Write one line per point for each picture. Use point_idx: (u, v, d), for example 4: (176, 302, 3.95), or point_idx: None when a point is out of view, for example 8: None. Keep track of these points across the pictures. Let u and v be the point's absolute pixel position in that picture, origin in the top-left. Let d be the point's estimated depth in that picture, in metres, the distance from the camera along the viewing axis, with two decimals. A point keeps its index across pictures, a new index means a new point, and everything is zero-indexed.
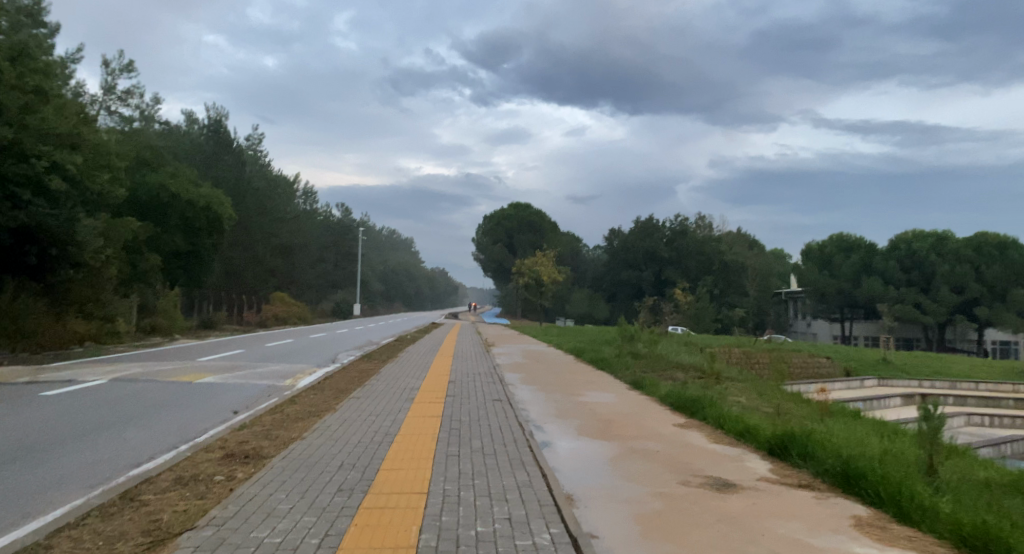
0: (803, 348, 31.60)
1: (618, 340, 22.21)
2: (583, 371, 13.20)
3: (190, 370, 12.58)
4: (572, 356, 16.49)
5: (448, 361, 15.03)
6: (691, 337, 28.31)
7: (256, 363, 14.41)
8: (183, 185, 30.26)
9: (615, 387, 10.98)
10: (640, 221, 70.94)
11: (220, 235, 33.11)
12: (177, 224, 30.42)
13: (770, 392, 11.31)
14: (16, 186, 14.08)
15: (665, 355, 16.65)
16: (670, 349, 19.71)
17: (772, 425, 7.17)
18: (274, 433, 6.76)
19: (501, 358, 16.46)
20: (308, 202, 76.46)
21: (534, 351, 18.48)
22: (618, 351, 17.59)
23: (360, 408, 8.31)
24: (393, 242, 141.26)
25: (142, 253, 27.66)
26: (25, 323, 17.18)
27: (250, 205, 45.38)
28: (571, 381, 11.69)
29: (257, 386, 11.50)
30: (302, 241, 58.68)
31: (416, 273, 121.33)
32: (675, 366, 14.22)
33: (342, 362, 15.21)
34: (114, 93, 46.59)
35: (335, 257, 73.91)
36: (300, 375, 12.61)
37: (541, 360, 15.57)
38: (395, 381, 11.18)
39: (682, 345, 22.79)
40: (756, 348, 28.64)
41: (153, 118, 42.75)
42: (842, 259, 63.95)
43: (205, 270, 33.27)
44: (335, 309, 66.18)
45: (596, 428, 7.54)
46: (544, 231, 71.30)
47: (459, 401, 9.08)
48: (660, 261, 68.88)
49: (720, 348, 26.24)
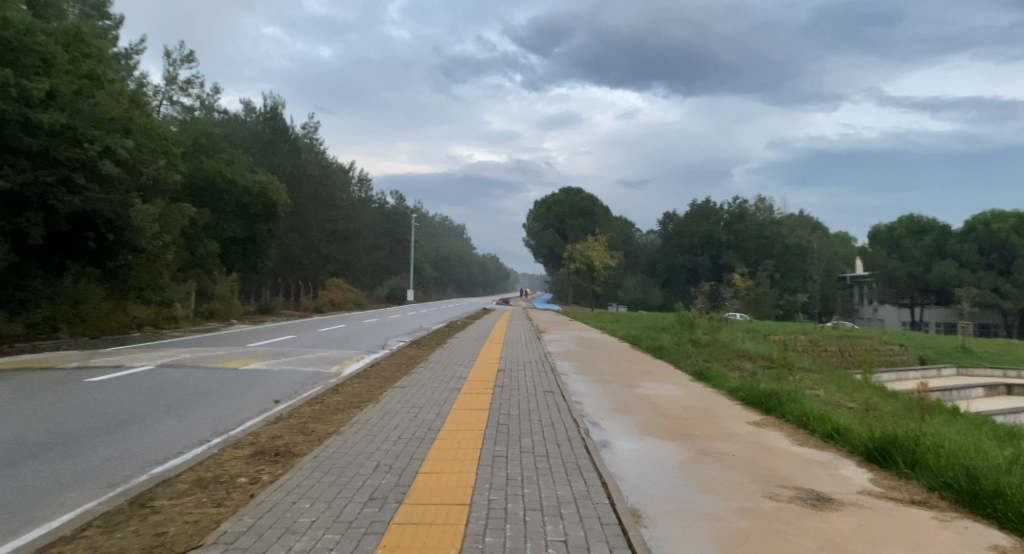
0: (873, 335, 29.86)
1: (676, 326, 21.26)
2: (641, 360, 12.43)
3: (238, 356, 12.43)
4: (629, 344, 15.70)
5: (498, 348, 14.48)
6: (754, 324, 27.10)
7: (305, 349, 14.19)
8: (239, 172, 30.63)
9: (677, 377, 10.20)
10: (696, 204, 68.98)
11: (275, 221, 33.51)
12: (234, 210, 30.87)
13: (850, 384, 10.32)
14: (71, 170, 14.13)
15: (727, 343, 15.71)
16: (731, 336, 18.69)
17: (865, 425, 6.28)
18: (309, 427, 6.32)
19: (553, 345, 15.80)
20: (362, 188, 77.29)
21: (588, 338, 17.80)
22: (677, 338, 16.73)
23: (404, 399, 7.81)
24: (446, 228, 142.19)
25: (200, 239, 28.17)
26: (84, 309, 17.84)
27: (305, 192, 46.01)
28: (629, 371, 10.96)
29: (303, 372, 11.23)
30: (355, 227, 59.27)
31: (468, 259, 121.66)
32: (740, 355, 13.29)
33: (391, 348, 14.86)
34: (175, 83, 47.80)
35: (389, 243, 74.55)
36: (348, 362, 12.27)
37: (596, 348, 14.85)
38: (442, 368, 10.68)
39: (745, 332, 21.72)
40: (824, 335, 27.18)
41: (212, 107, 43.63)
42: (913, 242, 60.56)
43: (262, 255, 33.77)
44: (389, 294, 66.85)
45: (659, 425, 6.81)
46: (597, 216, 70.10)
47: (509, 391, 8.48)
48: (717, 245, 66.90)
49: (784, 335, 24.94)
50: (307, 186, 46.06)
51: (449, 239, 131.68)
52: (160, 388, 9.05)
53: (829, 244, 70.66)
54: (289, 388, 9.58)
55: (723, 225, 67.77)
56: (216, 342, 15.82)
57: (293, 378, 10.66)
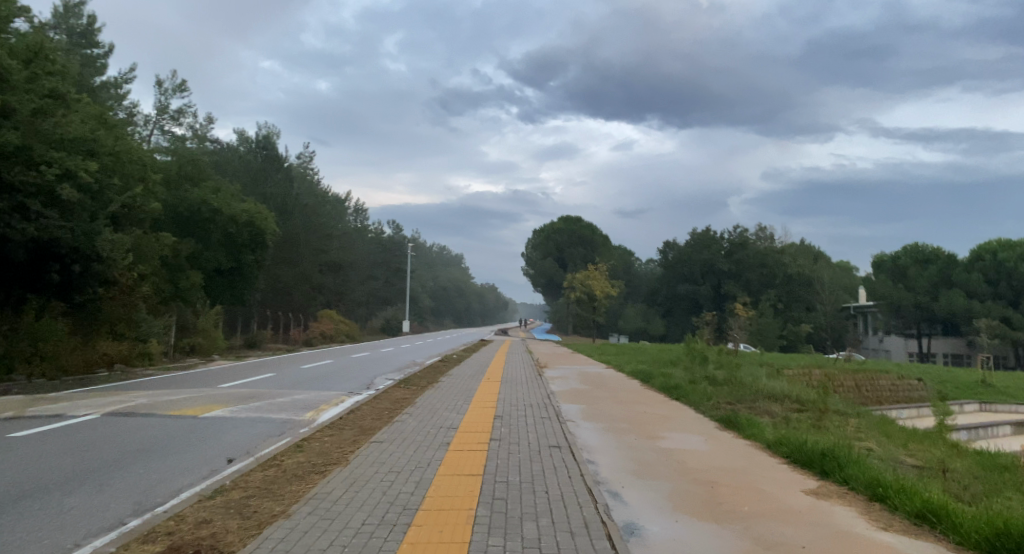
0: (888, 368, 28.46)
1: (685, 362, 19.86)
2: (655, 402, 11.11)
3: (201, 400, 11.02)
4: (637, 381, 14.38)
5: (494, 388, 13.14)
6: (765, 356, 25.78)
7: (280, 390, 12.78)
8: (226, 200, 29.51)
9: (702, 425, 8.87)
10: (696, 232, 68.17)
11: (263, 251, 32.38)
12: (220, 240, 29.70)
13: (900, 433, 8.98)
14: (26, 196, 12.93)
15: (745, 381, 14.39)
16: (746, 372, 17.33)
17: (961, 501, 4.95)
18: (252, 504, 4.98)
19: (555, 383, 14.45)
20: (357, 218, 76.33)
21: (591, 374, 16.48)
22: (690, 375, 15.40)
23: (380, 459, 6.47)
24: (443, 258, 141.32)
25: (183, 271, 26.89)
26: (45, 346, 16.20)
27: (298, 222, 44.96)
28: (643, 417, 9.61)
29: (272, 419, 9.85)
30: (350, 257, 58.04)
31: (465, 288, 120.25)
32: (765, 396, 11.95)
33: (377, 388, 13.46)
34: (166, 113, 47.03)
35: (385, 273, 73.30)
36: (326, 406, 10.93)
37: (603, 387, 13.48)
38: (431, 414, 9.35)
39: (759, 367, 20.40)
40: (839, 369, 25.82)
41: (204, 136, 42.75)
42: (919, 271, 59.51)
43: (249, 286, 32.53)
44: (384, 326, 65.27)
45: (695, 497, 5.46)
46: (596, 245, 69.01)
47: (507, 447, 7.15)
48: (718, 274, 65.81)
49: (798, 369, 23.58)
50: (299, 216, 45.02)
51: (446, 268, 130.59)
52: (96, 442, 7.70)
53: (831, 274, 69.59)
54: (251, 440, 8.25)
55: (724, 254, 66.92)
56: (184, 382, 14.41)
57: (260, 426, 9.32)
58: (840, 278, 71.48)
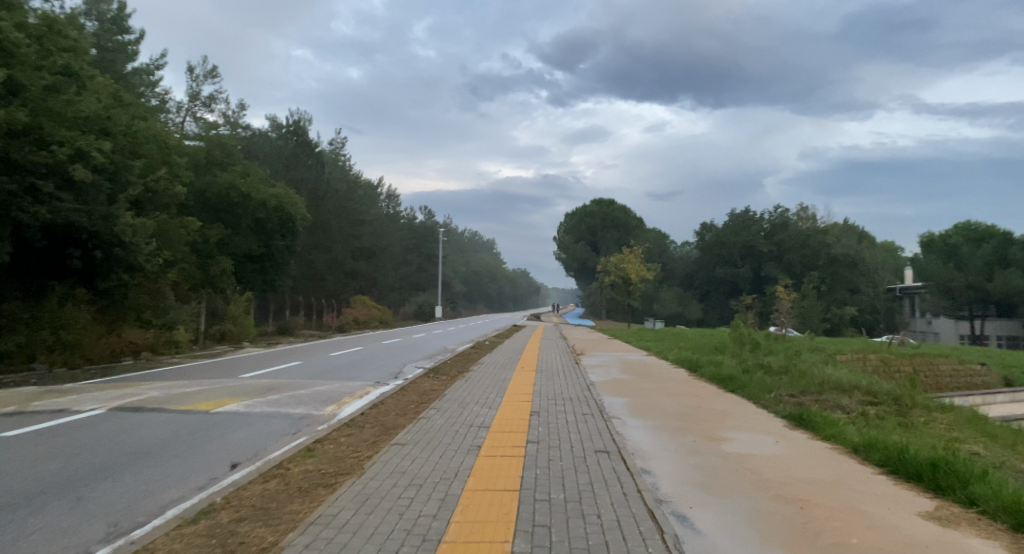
0: (947, 352, 26.67)
1: (733, 349, 18.61)
2: (708, 396, 10.07)
3: (217, 393, 10.27)
4: (686, 370, 13.32)
5: (531, 378, 12.22)
6: (815, 342, 24.38)
7: (301, 381, 12.02)
8: (254, 185, 28.99)
9: (768, 424, 7.82)
10: (735, 213, 66.16)
11: (293, 237, 31.98)
12: (249, 226, 29.30)
13: (1001, 433, 7.76)
14: (37, 177, 12.38)
15: (804, 369, 13.13)
16: (802, 360, 16.02)
17: None
18: (240, 533, 4.12)
19: (595, 372, 13.46)
20: (389, 204, 76.00)
21: (634, 362, 15.45)
22: (741, 364, 14.20)
23: (399, 469, 5.54)
24: (476, 244, 140.95)
25: (212, 257, 26.53)
26: (67, 335, 15.57)
27: (329, 208, 44.57)
28: (697, 413, 8.59)
29: (288, 414, 9.02)
30: (381, 243, 57.63)
31: (498, 274, 119.54)
32: (831, 387, 10.72)
33: (405, 378, 12.61)
34: (198, 100, 46.97)
35: (417, 259, 72.95)
36: (349, 399, 10.11)
37: (649, 376, 12.45)
38: (461, 410, 8.42)
39: (811, 353, 19.13)
40: (894, 354, 24.27)
41: (235, 123, 42.56)
42: (972, 250, 56.43)
43: (280, 272, 32.16)
44: (417, 312, 64.89)
45: (786, 521, 4.42)
46: (631, 227, 67.39)
47: (548, 453, 6.18)
48: (758, 256, 63.65)
49: (852, 355, 22.10)
50: (330, 201, 44.60)
51: (480, 254, 130.11)
52: (91, 442, 6.95)
53: (876, 255, 66.73)
54: (261, 441, 7.43)
55: (764, 235, 64.70)
56: (205, 372, 13.79)
57: (275, 423, 8.52)
58: (887, 258, 68.71)
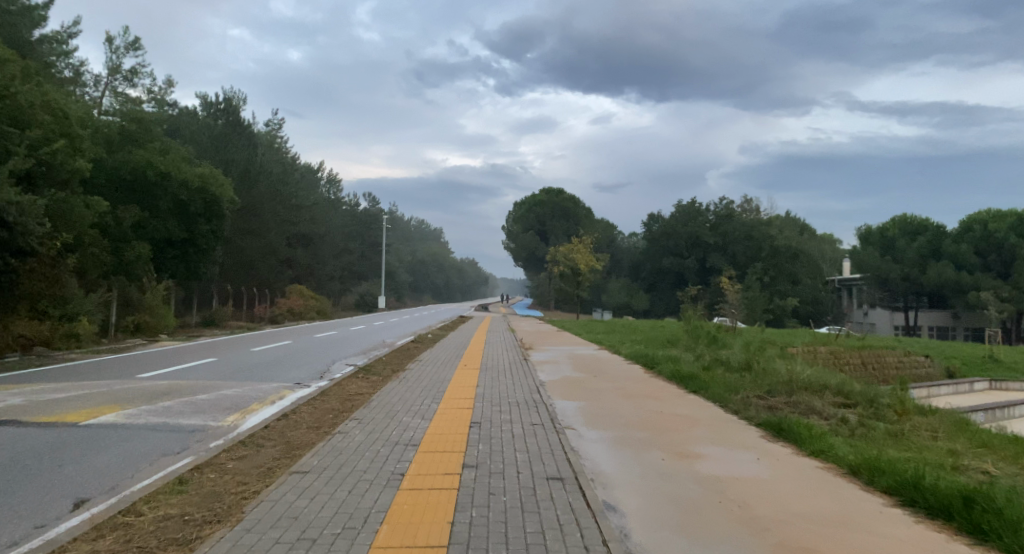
0: (890, 344, 26.73)
1: (686, 342, 17.76)
2: (669, 398, 9.08)
3: (98, 397, 8.60)
4: (642, 367, 12.34)
5: (472, 378, 10.96)
6: (765, 334, 23.94)
7: (208, 382, 10.41)
8: (175, 163, 26.79)
9: (741, 433, 6.82)
10: (681, 205, 66.42)
11: (220, 221, 29.87)
12: (170, 208, 27.09)
13: (995, 444, 6.93)
14: None
15: (764, 365, 12.30)
16: (757, 355, 15.25)
17: None
18: None
19: (544, 369, 12.31)
20: (331, 190, 73.22)
21: (585, 357, 14.41)
22: (698, 359, 13.29)
23: (289, 514, 4.17)
24: (422, 233, 138.45)
25: (127, 241, 24.34)
26: None
27: (263, 192, 42.05)
28: (659, 420, 7.54)
29: (180, 426, 7.46)
30: (321, 230, 55.16)
31: (444, 263, 117.48)
32: (800, 386, 9.84)
33: (331, 379, 11.16)
34: (120, 74, 43.52)
35: (360, 247, 70.51)
36: (258, 406, 8.60)
37: (602, 375, 11.40)
38: (385, 423, 7.05)
39: (764, 346, 18.53)
40: (842, 346, 24.05)
41: (160, 99, 39.60)
42: (907, 243, 58.31)
43: (206, 258, 29.96)
44: (360, 302, 62.63)
45: None
46: (579, 218, 66.74)
47: (486, 484, 4.93)
48: (704, 247, 63.99)
49: (802, 347, 21.66)
50: (264, 185, 42.08)
51: (426, 243, 127.71)
52: None
53: (816, 247, 68.12)
54: (131, 462, 5.90)
55: (709, 226, 65.09)
56: (96, 371, 11.94)
57: (157, 435, 6.97)
58: (826, 251, 70.28)
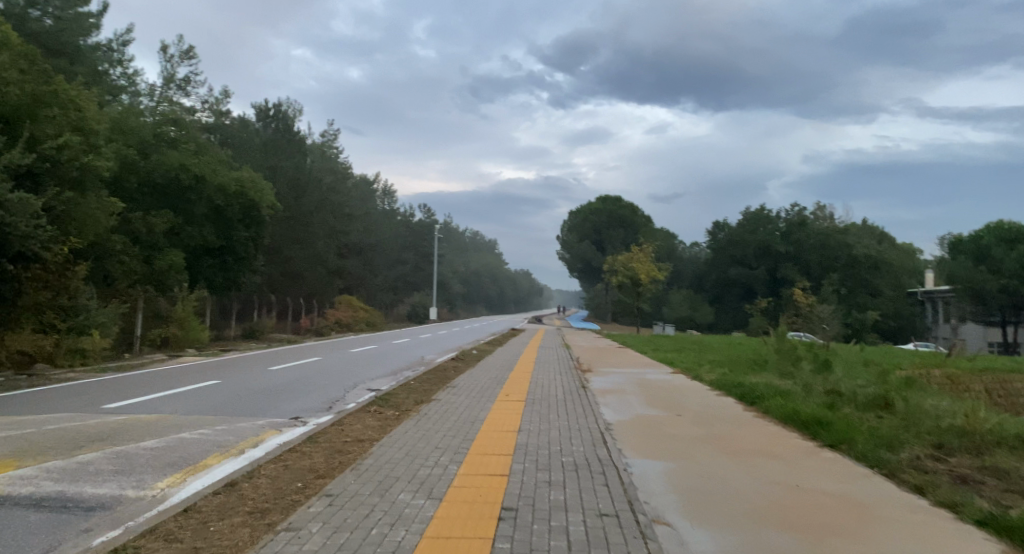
0: (1014, 367, 22.57)
1: (780, 364, 14.63)
2: (793, 457, 6.32)
3: (11, 443, 6.40)
4: (739, 402, 9.51)
5: (515, 412, 8.37)
6: (866, 353, 20.39)
7: (175, 419, 8.13)
8: (210, 165, 25.32)
9: (958, 546, 4.04)
10: (749, 211, 62.51)
11: (258, 228, 28.52)
12: (205, 214, 25.79)
13: None
14: None
15: (906, 397, 9.28)
16: (879, 385, 12.08)
17: None
18: None
19: (609, 401, 9.64)
20: (385, 200, 72.36)
21: (657, 384, 11.61)
22: (808, 391, 10.29)
23: None
24: (477, 244, 137.21)
25: (161, 250, 23.09)
26: None
27: (311, 200, 40.76)
28: (801, 506, 4.82)
29: (81, 495, 5.10)
30: (371, 239, 53.79)
31: (498, 274, 115.38)
32: (984, 442, 6.84)
33: (337, 415, 8.77)
34: (173, 82, 43.30)
35: (414, 258, 69.08)
36: (214, 459, 6.17)
37: (685, 414, 8.62)
38: (368, 509, 4.48)
39: (875, 372, 15.22)
40: (959, 370, 20.19)
41: (209, 106, 39.02)
42: (1005, 251, 52.39)
43: (246, 267, 28.58)
44: (411, 313, 60.92)
45: None
46: (638, 226, 63.47)
47: None
48: (774, 257, 59.70)
49: (915, 370, 18.11)
50: (312, 193, 40.77)
51: (481, 254, 126.19)
52: None
53: (898, 256, 62.47)
54: None
55: (779, 235, 60.74)
56: (65, 397, 9.91)
57: (22, 520, 4.55)
58: (908, 260, 64.59)
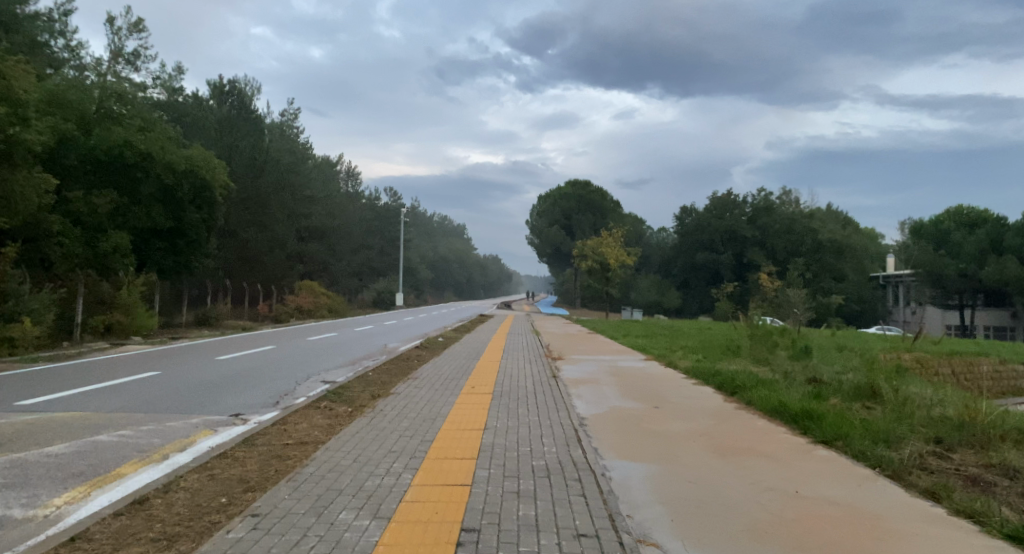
0: (980, 351, 22.60)
1: (755, 350, 14.12)
2: (790, 458, 5.72)
3: None
4: (719, 393, 8.95)
5: (480, 407, 7.63)
6: (837, 338, 20.11)
7: (96, 417, 7.19)
8: (158, 142, 24.01)
9: None
10: (717, 196, 62.51)
11: (211, 209, 27.21)
12: (153, 194, 24.39)
13: None
14: None
15: (892, 385, 8.81)
16: (858, 371, 11.66)
17: None
18: None
19: (581, 393, 8.99)
20: (349, 184, 70.64)
21: (631, 373, 11.00)
22: (790, 379, 9.76)
23: None
24: (445, 230, 135.75)
25: (106, 232, 21.67)
26: None
27: (270, 181, 39.23)
28: (808, 521, 4.20)
29: None
30: (335, 223, 52.26)
31: (466, 259, 114.07)
32: (984, 436, 6.33)
33: (282, 411, 7.94)
34: (121, 57, 41.05)
35: (380, 242, 67.64)
36: (129, 467, 5.28)
37: (665, 406, 7.99)
38: (300, 535, 3.69)
39: (850, 357, 14.84)
40: (929, 354, 20.03)
41: (160, 83, 37.10)
42: (964, 236, 53.28)
43: (199, 251, 27.23)
44: (376, 299, 59.65)
45: None
46: (606, 211, 63.07)
47: None
48: (741, 242, 59.90)
49: (887, 354, 17.86)
50: (271, 174, 39.23)
51: (449, 240, 124.76)
52: None
53: (861, 241, 63.26)
54: None
55: (746, 220, 60.93)
56: None
57: None
58: (871, 245, 65.49)
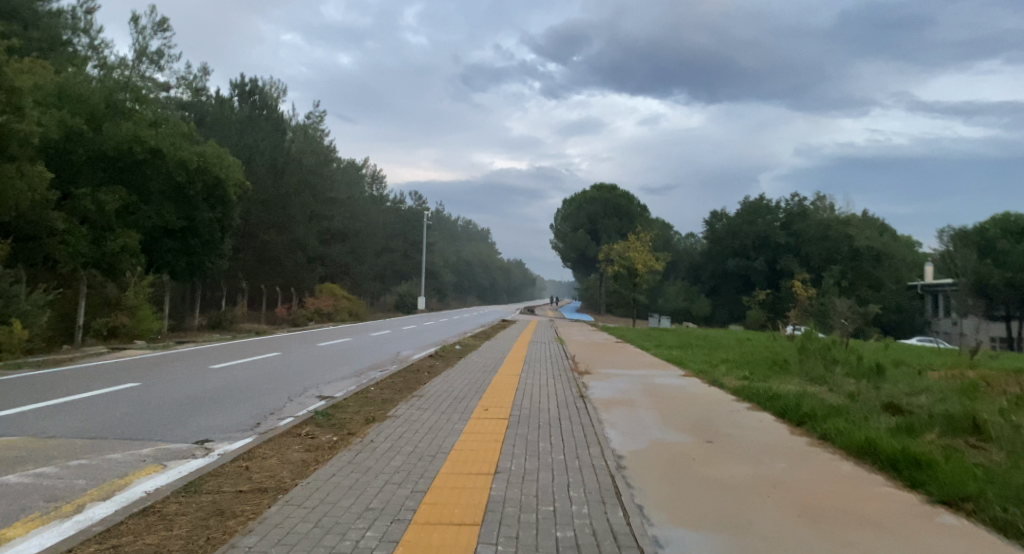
0: None
1: (809, 366, 12.53)
2: (905, 528, 4.20)
3: None
4: (781, 423, 7.45)
5: (494, 439, 6.23)
6: (895, 353, 18.26)
7: (27, 444, 5.94)
8: (169, 137, 22.85)
9: None
10: (748, 200, 60.42)
11: (226, 208, 26.37)
12: (164, 191, 23.44)
13: None
14: None
15: (994, 414, 7.28)
16: (936, 395, 9.98)
17: None
18: None
19: (616, 419, 7.54)
20: (373, 186, 69.89)
21: (670, 393, 9.53)
22: (865, 405, 8.20)
23: None
24: (470, 234, 134.85)
25: (113, 231, 20.66)
26: None
27: (290, 182, 38.39)
28: None
29: None
30: (357, 225, 51.33)
31: (490, 264, 113.08)
32: None
33: (257, 438, 6.64)
34: (145, 56, 40.56)
35: (403, 246, 66.72)
36: (17, 528, 3.95)
37: (720, 441, 6.54)
38: None
39: (915, 375, 13.15)
40: (998, 372, 18.06)
41: (182, 81, 36.45)
42: (1012, 244, 50.55)
43: (212, 251, 26.32)
44: (398, 303, 58.59)
45: None
46: (633, 216, 61.32)
47: None
48: (774, 248, 57.72)
49: (953, 371, 16.07)
50: (291, 175, 38.40)
51: (474, 244, 123.74)
52: None
53: (900, 249, 60.61)
54: None
55: (779, 225, 58.79)
56: None
57: None
58: (910, 253, 62.81)
